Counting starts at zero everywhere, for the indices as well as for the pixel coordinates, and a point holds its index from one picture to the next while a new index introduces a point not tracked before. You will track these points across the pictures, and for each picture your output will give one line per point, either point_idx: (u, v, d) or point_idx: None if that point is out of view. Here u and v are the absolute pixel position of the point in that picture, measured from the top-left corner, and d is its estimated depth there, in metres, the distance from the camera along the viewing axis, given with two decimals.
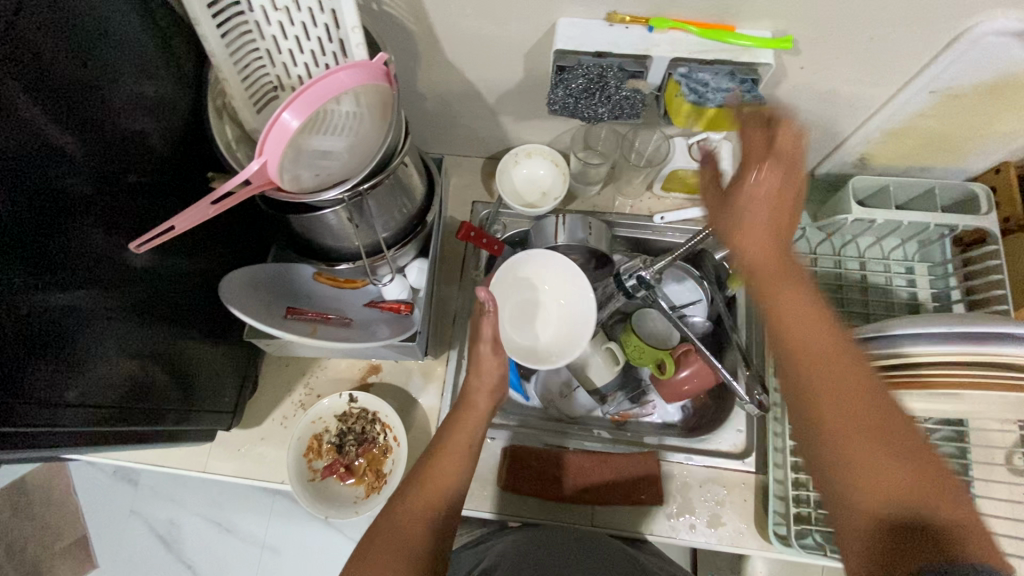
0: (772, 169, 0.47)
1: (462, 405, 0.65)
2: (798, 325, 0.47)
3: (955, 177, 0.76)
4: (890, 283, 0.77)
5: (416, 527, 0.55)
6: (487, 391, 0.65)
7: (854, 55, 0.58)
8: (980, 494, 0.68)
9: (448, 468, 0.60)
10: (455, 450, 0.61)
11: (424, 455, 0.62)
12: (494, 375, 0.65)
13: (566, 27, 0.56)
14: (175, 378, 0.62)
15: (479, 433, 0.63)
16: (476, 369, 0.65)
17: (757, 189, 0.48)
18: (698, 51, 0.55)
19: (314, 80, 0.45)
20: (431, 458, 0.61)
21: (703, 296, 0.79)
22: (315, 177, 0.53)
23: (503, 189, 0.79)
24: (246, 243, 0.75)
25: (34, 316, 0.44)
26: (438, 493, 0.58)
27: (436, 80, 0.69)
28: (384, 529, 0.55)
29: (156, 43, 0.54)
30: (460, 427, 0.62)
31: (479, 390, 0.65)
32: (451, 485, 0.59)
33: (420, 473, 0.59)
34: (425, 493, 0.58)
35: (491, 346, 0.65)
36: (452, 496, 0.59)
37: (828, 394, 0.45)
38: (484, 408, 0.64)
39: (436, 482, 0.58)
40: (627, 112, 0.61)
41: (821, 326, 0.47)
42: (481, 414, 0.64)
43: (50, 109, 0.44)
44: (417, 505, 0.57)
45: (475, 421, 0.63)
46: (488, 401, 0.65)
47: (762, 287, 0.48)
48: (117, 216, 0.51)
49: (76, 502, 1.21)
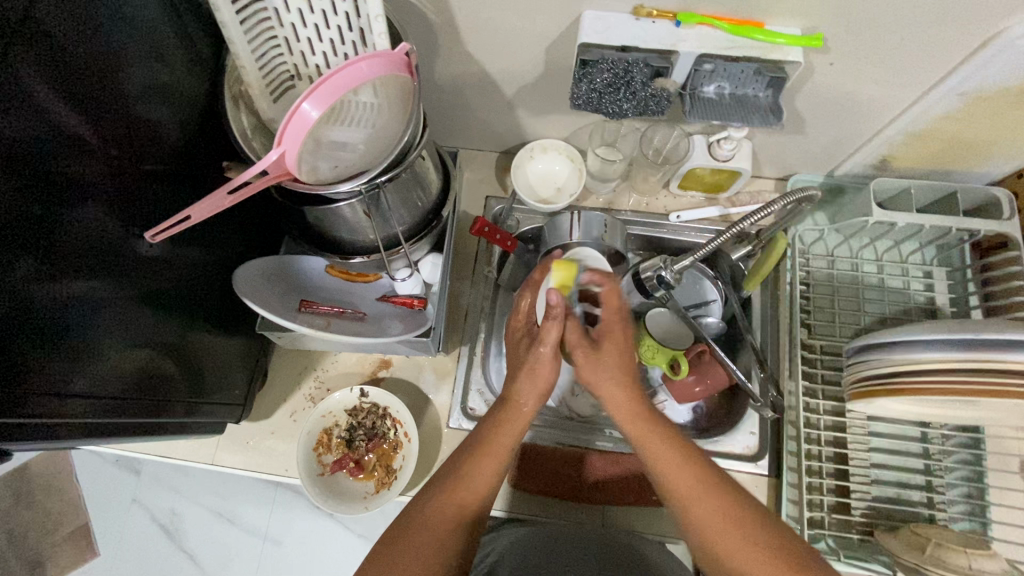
0: (612, 342, 0.57)
1: (503, 405, 0.58)
2: (669, 462, 0.53)
3: (977, 180, 0.75)
4: (908, 287, 0.77)
5: (441, 535, 0.52)
6: (539, 393, 0.57)
7: (883, 55, 0.57)
8: (997, 502, 0.67)
9: (483, 474, 0.55)
10: (489, 458, 0.55)
11: (460, 453, 0.56)
12: (548, 383, 0.57)
13: (592, 20, 0.55)
14: (183, 369, 0.61)
15: (521, 437, 0.57)
16: (530, 372, 0.56)
17: (608, 357, 0.56)
18: (726, 47, 0.54)
19: (335, 70, 0.44)
20: (466, 460, 0.55)
21: (719, 297, 0.81)
22: (333, 169, 0.52)
23: (519, 185, 0.78)
24: (259, 234, 0.75)
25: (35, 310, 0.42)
26: (467, 500, 0.54)
27: (455, 71, 0.68)
28: (403, 534, 0.52)
29: (172, 28, 0.53)
30: (505, 431, 0.56)
31: (525, 392, 0.57)
32: (483, 491, 0.54)
33: (454, 476, 0.54)
34: (455, 499, 0.53)
35: (551, 353, 0.55)
36: (483, 499, 0.55)
37: (701, 516, 0.51)
38: (530, 412, 0.57)
39: (467, 492, 0.54)
40: (652, 109, 0.59)
41: (678, 451, 0.53)
42: (525, 420, 0.57)
43: (66, 95, 0.43)
44: (445, 511, 0.53)
45: (519, 428, 0.56)
46: (536, 404, 0.57)
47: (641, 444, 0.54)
48: (129, 204, 0.50)
49: (78, 491, 1.21)
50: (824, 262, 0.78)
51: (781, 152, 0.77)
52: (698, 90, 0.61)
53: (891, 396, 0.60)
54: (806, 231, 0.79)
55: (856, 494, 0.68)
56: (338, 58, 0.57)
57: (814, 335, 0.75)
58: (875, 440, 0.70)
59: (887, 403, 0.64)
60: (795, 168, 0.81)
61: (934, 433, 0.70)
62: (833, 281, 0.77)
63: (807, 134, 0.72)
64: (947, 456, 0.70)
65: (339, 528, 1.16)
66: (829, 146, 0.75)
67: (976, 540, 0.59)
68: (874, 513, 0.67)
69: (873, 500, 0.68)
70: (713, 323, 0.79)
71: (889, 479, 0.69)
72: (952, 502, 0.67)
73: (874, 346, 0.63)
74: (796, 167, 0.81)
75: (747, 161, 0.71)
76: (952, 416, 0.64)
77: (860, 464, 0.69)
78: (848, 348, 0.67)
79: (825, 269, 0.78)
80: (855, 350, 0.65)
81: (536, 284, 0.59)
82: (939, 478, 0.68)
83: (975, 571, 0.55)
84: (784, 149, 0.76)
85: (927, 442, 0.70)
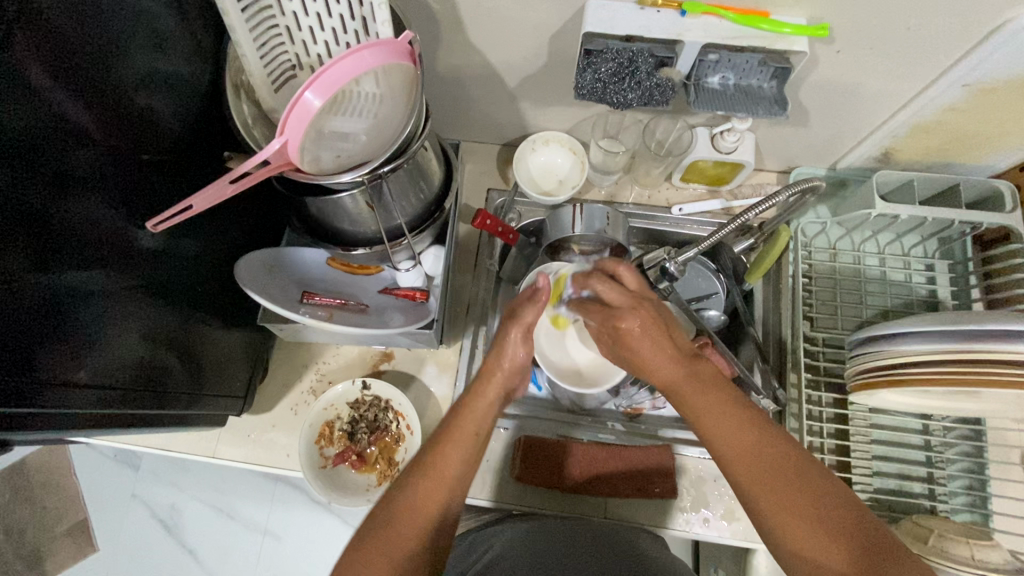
0: (636, 320, 0.56)
1: (468, 394, 0.59)
2: (709, 416, 0.50)
3: (979, 173, 0.75)
4: (909, 280, 0.77)
5: (418, 519, 0.49)
6: (505, 373, 0.60)
7: (889, 44, 0.56)
8: (998, 493, 0.67)
9: (454, 456, 0.53)
10: (457, 438, 0.55)
11: (428, 441, 0.55)
12: (517, 362, 0.61)
13: (596, 9, 0.54)
14: (182, 362, 0.60)
15: (487, 423, 0.57)
16: (500, 351, 0.61)
17: (636, 334, 0.56)
18: (730, 37, 0.54)
19: (337, 58, 0.43)
20: (435, 444, 0.54)
21: (719, 290, 0.81)
22: (335, 159, 0.52)
23: (521, 178, 0.78)
24: (260, 226, 0.74)
25: (27, 298, 0.41)
26: (442, 486, 0.51)
27: (457, 62, 0.68)
28: (377, 521, 0.49)
29: (170, 15, 0.52)
30: (472, 413, 0.57)
31: (495, 372, 0.60)
32: (455, 478, 0.53)
33: (423, 462, 0.53)
34: (427, 480, 0.52)
35: (522, 330, 0.61)
36: (456, 487, 0.52)
37: (732, 450, 0.47)
38: (494, 397, 0.59)
39: (440, 469, 0.52)
40: (657, 99, 0.59)
41: (713, 397, 0.51)
42: (488, 404, 0.58)
43: (62, 82, 0.42)
44: (417, 496, 0.50)
45: (484, 408, 0.57)
46: (499, 389, 0.60)
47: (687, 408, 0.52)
48: (127, 195, 0.50)
49: (75, 487, 1.20)
50: (827, 255, 0.78)
51: (784, 145, 0.77)
52: (702, 81, 0.61)
53: (894, 388, 0.60)
54: (809, 224, 0.78)
55: (857, 485, 0.68)
56: (340, 47, 0.56)
57: (816, 327, 0.75)
58: (876, 432, 0.71)
59: (889, 395, 0.64)
60: (797, 161, 0.81)
61: (935, 425, 0.71)
62: (835, 273, 0.78)
63: (810, 127, 0.72)
64: (948, 447, 0.70)
65: (338, 522, 1.16)
66: (832, 139, 0.75)
67: (979, 530, 0.59)
68: (875, 504, 0.68)
69: (875, 491, 0.68)
70: (714, 316, 0.79)
71: (890, 471, 0.69)
72: (953, 493, 0.67)
73: (878, 338, 0.63)
74: (798, 160, 0.81)
75: (751, 152, 0.71)
76: (954, 408, 0.65)
77: (862, 456, 0.69)
78: (851, 341, 0.67)
79: (827, 262, 0.78)
80: (858, 342, 0.65)
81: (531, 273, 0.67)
82: (940, 470, 0.69)
83: (978, 562, 0.55)
84: (788, 141, 0.76)
85: (928, 434, 0.71)
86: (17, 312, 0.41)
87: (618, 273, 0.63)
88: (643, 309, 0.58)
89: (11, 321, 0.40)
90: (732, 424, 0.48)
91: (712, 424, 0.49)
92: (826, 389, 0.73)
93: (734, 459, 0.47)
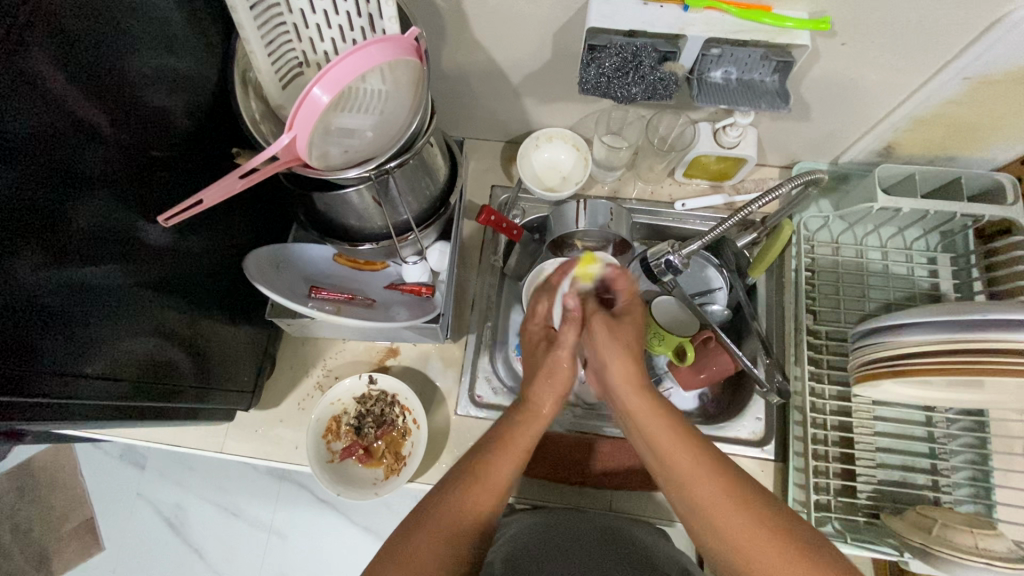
0: (630, 320, 0.60)
1: (526, 405, 0.59)
2: (669, 445, 0.51)
3: (980, 166, 0.76)
4: (912, 273, 0.77)
5: (464, 527, 0.50)
6: (556, 397, 0.59)
7: (889, 38, 0.57)
8: (1002, 484, 0.67)
9: (506, 468, 0.53)
10: (512, 448, 0.55)
11: (483, 447, 0.55)
12: (565, 385, 0.60)
13: (600, 4, 0.55)
14: (191, 357, 0.61)
15: (538, 437, 0.57)
16: (548, 371, 0.60)
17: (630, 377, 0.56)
18: (734, 31, 0.54)
19: (344, 55, 0.43)
20: (489, 452, 0.54)
21: (725, 284, 0.81)
22: (343, 154, 0.52)
23: (524, 174, 0.79)
24: (268, 222, 0.75)
25: (38, 289, 0.42)
26: (490, 497, 0.52)
27: (462, 59, 0.68)
28: (424, 519, 0.50)
29: (181, 13, 0.53)
30: (528, 426, 0.56)
31: (547, 385, 0.60)
32: (501, 489, 0.53)
33: (477, 470, 0.53)
34: (475, 486, 0.52)
35: (569, 355, 0.60)
36: (502, 498, 0.53)
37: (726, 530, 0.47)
38: (549, 413, 0.59)
39: (492, 478, 0.52)
40: (660, 92, 0.60)
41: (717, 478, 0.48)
42: (543, 423, 0.58)
43: (74, 78, 0.43)
44: (464, 509, 0.50)
45: (535, 427, 0.56)
46: (554, 406, 0.59)
47: (644, 423, 0.53)
48: (137, 190, 0.50)
49: (82, 485, 1.21)
50: (830, 249, 0.79)
51: (786, 139, 0.78)
52: (705, 75, 0.61)
53: (895, 377, 0.61)
54: (811, 218, 0.80)
55: (862, 477, 0.69)
56: (346, 44, 0.57)
57: (819, 321, 0.76)
58: (880, 425, 0.71)
59: (891, 387, 0.65)
60: (799, 156, 0.82)
61: (938, 417, 0.71)
62: (837, 267, 0.78)
63: (812, 121, 0.73)
64: (951, 439, 0.70)
65: (343, 520, 1.16)
66: (834, 133, 0.75)
67: (983, 520, 0.60)
68: (879, 495, 0.68)
69: (879, 483, 0.68)
70: (717, 310, 0.79)
71: (894, 463, 0.70)
72: (956, 485, 0.68)
73: (882, 329, 0.63)
74: (801, 155, 0.82)
75: (753, 147, 0.71)
76: (958, 399, 0.65)
77: (866, 448, 0.70)
78: (855, 333, 0.68)
79: (830, 256, 0.78)
80: (862, 334, 0.66)
81: (552, 291, 0.67)
82: (943, 461, 0.69)
83: (982, 551, 0.56)
84: (789, 136, 0.77)
85: (931, 426, 0.71)
86: (28, 303, 0.41)
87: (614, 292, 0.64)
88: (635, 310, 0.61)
89: (22, 313, 0.41)
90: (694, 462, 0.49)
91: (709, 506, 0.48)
92: (829, 381, 0.73)
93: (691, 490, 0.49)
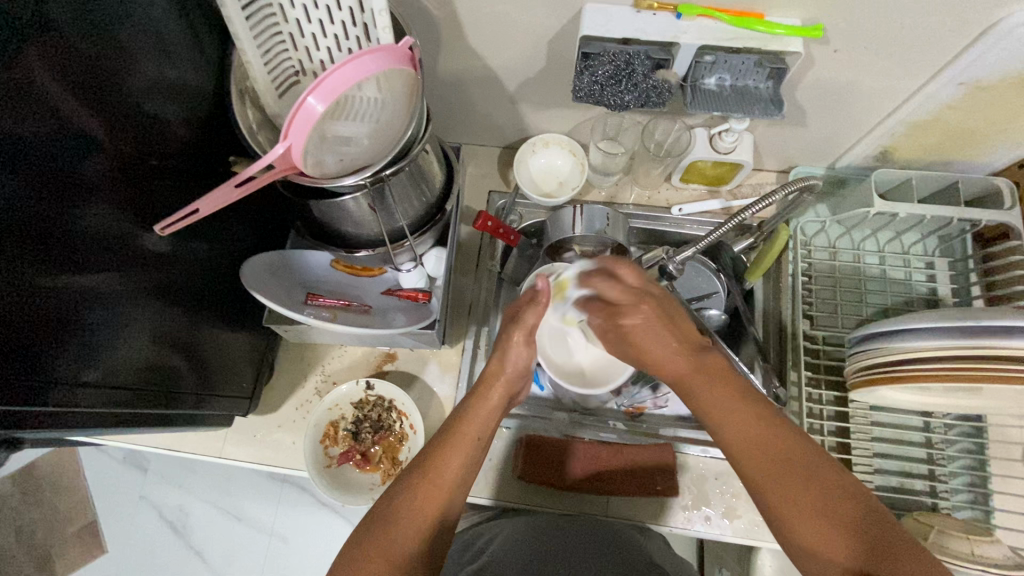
0: (637, 315, 0.57)
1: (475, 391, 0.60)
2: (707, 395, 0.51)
3: (978, 171, 0.76)
4: (909, 278, 0.78)
5: (419, 523, 0.50)
6: (507, 380, 0.60)
7: (884, 45, 0.57)
8: (1000, 490, 0.67)
9: (454, 461, 0.54)
10: (467, 436, 0.56)
11: (433, 441, 0.56)
12: (519, 367, 0.60)
13: (594, 13, 0.55)
14: (190, 363, 0.62)
15: (490, 429, 0.58)
16: (503, 356, 0.61)
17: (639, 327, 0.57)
18: (727, 39, 0.55)
19: (338, 65, 0.44)
20: (438, 445, 0.55)
21: (721, 289, 0.79)
22: (338, 162, 0.53)
23: (521, 179, 0.79)
24: (265, 229, 0.76)
25: (40, 298, 0.42)
26: (442, 490, 0.52)
27: (458, 66, 0.69)
28: (379, 520, 0.50)
29: (179, 24, 0.54)
30: (475, 416, 0.57)
31: (500, 375, 0.60)
32: (455, 482, 0.53)
33: (425, 465, 0.54)
34: (433, 478, 0.53)
35: (523, 335, 0.61)
36: (456, 492, 0.54)
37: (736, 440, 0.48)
38: (496, 402, 0.59)
39: (441, 471, 0.53)
40: (653, 100, 0.60)
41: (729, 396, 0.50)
42: (494, 410, 0.58)
43: (73, 90, 0.43)
44: (420, 502, 0.51)
45: (488, 412, 0.57)
46: (503, 393, 0.60)
47: (696, 403, 0.52)
48: (135, 198, 0.51)
49: (85, 488, 1.22)
50: (827, 254, 0.79)
51: (783, 144, 0.78)
52: (699, 82, 0.61)
53: (891, 383, 0.61)
54: (808, 223, 0.79)
55: (859, 483, 0.69)
56: (342, 53, 0.57)
57: (816, 326, 0.76)
58: (878, 431, 0.71)
59: (887, 393, 0.65)
60: (796, 160, 0.82)
61: (937, 423, 0.71)
62: (835, 272, 0.78)
63: (807, 127, 0.73)
64: (950, 445, 0.70)
65: (343, 523, 1.16)
66: (830, 138, 0.75)
67: (980, 526, 0.60)
68: (877, 501, 0.68)
69: (877, 489, 0.68)
70: (715, 315, 0.79)
71: (891, 468, 0.70)
72: (954, 490, 0.67)
73: (878, 335, 0.63)
74: (798, 159, 0.82)
75: (749, 153, 0.71)
76: (956, 405, 0.65)
77: (864, 454, 0.70)
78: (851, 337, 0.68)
79: (828, 261, 0.78)
80: (857, 340, 0.66)
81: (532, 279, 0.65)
82: (941, 467, 0.69)
83: (978, 557, 0.56)
84: (785, 141, 0.77)
85: (929, 431, 0.71)
86: (31, 313, 0.42)
87: (619, 271, 0.59)
88: (643, 303, 0.57)
89: (26, 320, 0.42)
90: (752, 431, 0.47)
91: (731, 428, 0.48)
92: (827, 387, 0.73)
93: (746, 463, 0.47)
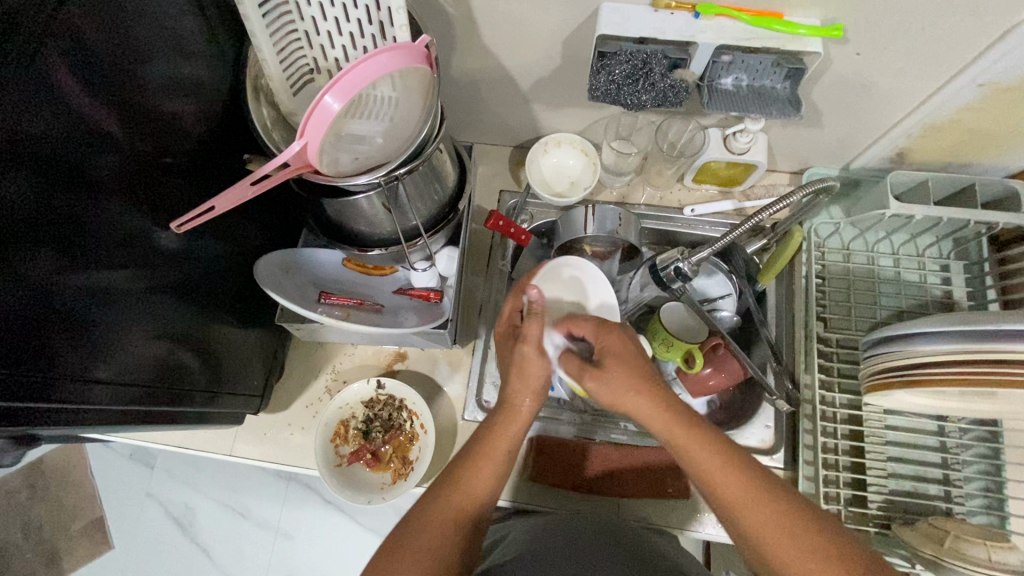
0: (618, 350, 0.53)
1: (501, 407, 0.58)
2: (701, 461, 0.50)
3: (994, 173, 0.75)
4: (924, 281, 0.77)
5: (450, 526, 0.52)
6: (533, 393, 0.57)
7: (904, 47, 0.57)
8: (1015, 495, 0.67)
9: (485, 473, 0.55)
10: (492, 452, 0.55)
11: (463, 451, 0.56)
12: (539, 382, 0.57)
13: (610, 12, 0.55)
14: (203, 361, 0.62)
15: (520, 436, 0.57)
16: (519, 368, 0.56)
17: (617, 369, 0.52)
18: (744, 39, 0.54)
19: (356, 63, 0.43)
20: (468, 459, 0.55)
21: (734, 291, 0.79)
22: (353, 161, 0.52)
23: (533, 179, 0.79)
24: (278, 226, 0.76)
25: (60, 297, 0.43)
26: (471, 501, 0.54)
27: (471, 65, 0.68)
28: (410, 530, 0.51)
29: (194, 22, 0.54)
30: (503, 430, 0.56)
31: (522, 390, 0.57)
32: (483, 494, 0.55)
33: (454, 476, 0.54)
34: (460, 488, 0.54)
35: (536, 349, 0.56)
36: (485, 504, 0.55)
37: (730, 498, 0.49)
38: (528, 412, 0.57)
39: (470, 484, 0.54)
40: (670, 100, 0.59)
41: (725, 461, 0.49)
42: (523, 420, 0.57)
43: (94, 91, 0.44)
44: (451, 511, 0.52)
45: (517, 429, 0.57)
46: (532, 404, 0.58)
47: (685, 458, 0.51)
48: (152, 198, 0.51)
49: (92, 484, 1.22)
50: (841, 256, 0.79)
51: (797, 145, 0.77)
52: (715, 82, 0.61)
53: (908, 388, 0.60)
54: (822, 224, 0.79)
55: (873, 487, 0.68)
56: (357, 51, 0.57)
57: (830, 328, 0.75)
58: (892, 434, 0.70)
59: (902, 397, 0.64)
60: (810, 161, 0.81)
61: (951, 426, 0.71)
62: (848, 274, 0.78)
63: (822, 128, 0.73)
64: (964, 449, 0.70)
65: (349, 521, 1.16)
66: (845, 139, 0.75)
67: (997, 532, 0.59)
68: (890, 505, 0.68)
69: (889, 493, 0.68)
70: (726, 316, 0.79)
71: (905, 473, 0.69)
72: (969, 494, 0.67)
73: (894, 339, 0.62)
74: (812, 161, 0.81)
75: (763, 153, 0.71)
76: (973, 410, 0.64)
77: (877, 458, 0.69)
78: (866, 340, 0.67)
79: (841, 263, 0.78)
80: (873, 342, 0.65)
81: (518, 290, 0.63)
82: (956, 471, 0.69)
83: (995, 563, 0.55)
84: (799, 143, 0.76)
85: (944, 435, 0.71)
86: (51, 310, 0.42)
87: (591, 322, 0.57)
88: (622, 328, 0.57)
89: (46, 319, 0.42)
90: (738, 483, 0.49)
91: (726, 488, 0.49)
92: (840, 390, 0.73)
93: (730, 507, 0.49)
